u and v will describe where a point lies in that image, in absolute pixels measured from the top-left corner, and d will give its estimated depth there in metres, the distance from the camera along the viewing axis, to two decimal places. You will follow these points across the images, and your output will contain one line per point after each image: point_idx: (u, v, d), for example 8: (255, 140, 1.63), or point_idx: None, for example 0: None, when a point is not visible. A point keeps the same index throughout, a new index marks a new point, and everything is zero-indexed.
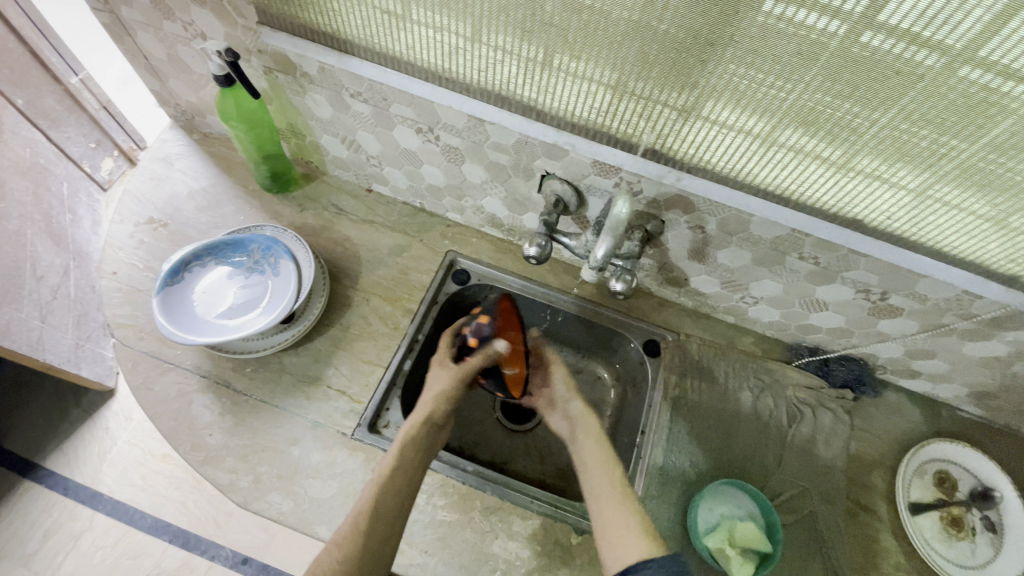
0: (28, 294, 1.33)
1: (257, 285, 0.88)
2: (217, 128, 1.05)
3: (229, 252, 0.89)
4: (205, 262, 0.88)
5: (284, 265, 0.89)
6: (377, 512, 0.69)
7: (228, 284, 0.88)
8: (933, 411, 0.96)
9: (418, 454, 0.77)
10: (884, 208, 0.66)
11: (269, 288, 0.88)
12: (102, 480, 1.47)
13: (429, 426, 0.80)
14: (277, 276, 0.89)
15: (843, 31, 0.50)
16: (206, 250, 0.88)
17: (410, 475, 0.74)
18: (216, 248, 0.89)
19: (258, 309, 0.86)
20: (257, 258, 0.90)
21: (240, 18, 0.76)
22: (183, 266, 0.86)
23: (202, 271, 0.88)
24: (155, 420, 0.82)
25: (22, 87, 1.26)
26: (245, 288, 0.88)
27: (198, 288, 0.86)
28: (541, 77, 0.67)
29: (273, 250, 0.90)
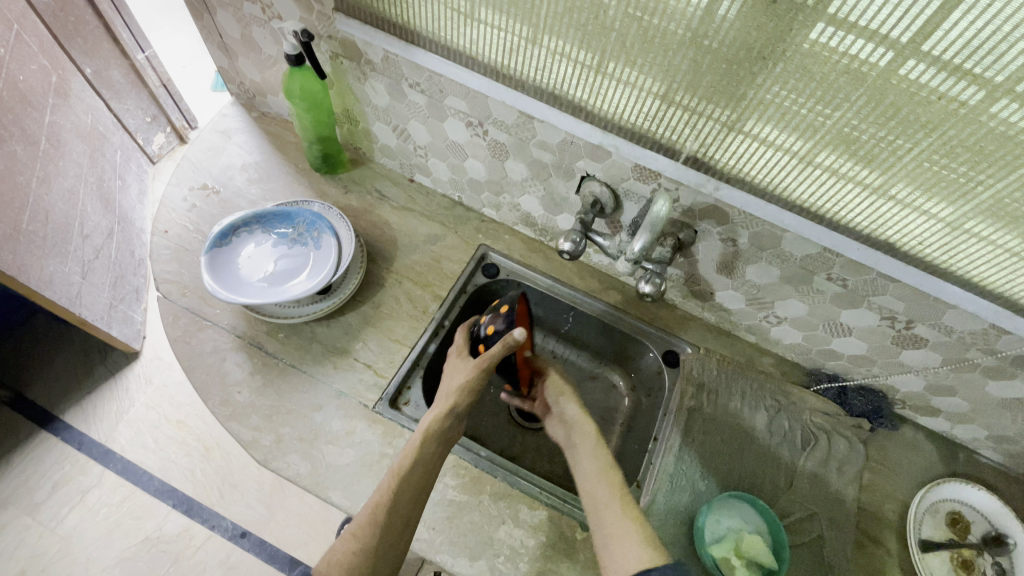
0: (73, 250, 1.39)
1: (299, 256, 0.92)
2: (276, 108, 1.11)
3: (276, 223, 0.94)
4: (252, 229, 0.92)
5: (326, 240, 0.93)
6: (394, 505, 0.69)
7: (271, 252, 0.92)
8: (950, 451, 0.95)
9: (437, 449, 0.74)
10: (916, 234, 0.67)
11: (310, 260, 0.92)
12: (116, 439, 1.50)
13: (449, 421, 0.75)
14: (319, 250, 0.93)
15: (888, 58, 0.53)
16: (255, 218, 0.93)
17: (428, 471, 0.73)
18: (264, 217, 0.93)
19: (298, 279, 0.90)
20: (301, 231, 0.94)
21: (317, 5, 0.82)
22: (232, 230, 0.91)
23: (249, 238, 0.92)
24: (189, 372, 0.86)
25: (92, 57, 1.48)
26: (287, 257, 0.92)
27: (243, 253, 0.91)
28: (594, 80, 0.71)
29: (318, 225, 0.94)
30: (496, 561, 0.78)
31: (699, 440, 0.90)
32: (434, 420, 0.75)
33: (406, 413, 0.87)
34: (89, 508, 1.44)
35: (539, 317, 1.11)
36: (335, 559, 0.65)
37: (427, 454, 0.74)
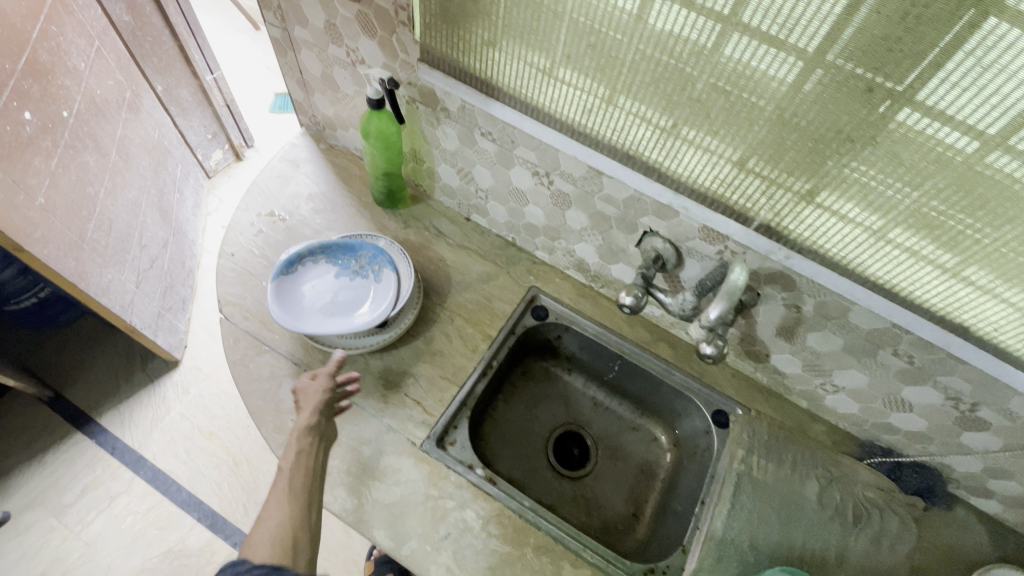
0: (131, 259, 1.44)
1: (359, 288, 0.95)
2: (343, 141, 1.16)
3: (339, 254, 0.97)
4: (316, 259, 0.95)
5: (386, 274, 0.95)
6: (292, 493, 0.72)
7: (333, 282, 0.94)
8: (1007, 539, 0.91)
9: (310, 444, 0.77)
10: (993, 320, 0.66)
11: (370, 292, 0.94)
12: (149, 447, 1.53)
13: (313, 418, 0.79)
14: (378, 283, 0.95)
15: (973, 149, 0.54)
16: (320, 249, 0.96)
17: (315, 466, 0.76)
18: (328, 248, 0.96)
19: (358, 311, 0.92)
20: (363, 263, 0.96)
21: (402, 54, 0.86)
22: (298, 259, 0.94)
23: (313, 267, 0.95)
24: (245, 396, 0.88)
25: (165, 75, 1.55)
26: (348, 289, 0.94)
27: (307, 282, 0.93)
28: (671, 144, 0.72)
29: (379, 258, 0.96)
30: None
31: (747, 507, 0.86)
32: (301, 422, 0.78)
33: (452, 454, 0.87)
34: (115, 515, 1.45)
35: (583, 362, 1.11)
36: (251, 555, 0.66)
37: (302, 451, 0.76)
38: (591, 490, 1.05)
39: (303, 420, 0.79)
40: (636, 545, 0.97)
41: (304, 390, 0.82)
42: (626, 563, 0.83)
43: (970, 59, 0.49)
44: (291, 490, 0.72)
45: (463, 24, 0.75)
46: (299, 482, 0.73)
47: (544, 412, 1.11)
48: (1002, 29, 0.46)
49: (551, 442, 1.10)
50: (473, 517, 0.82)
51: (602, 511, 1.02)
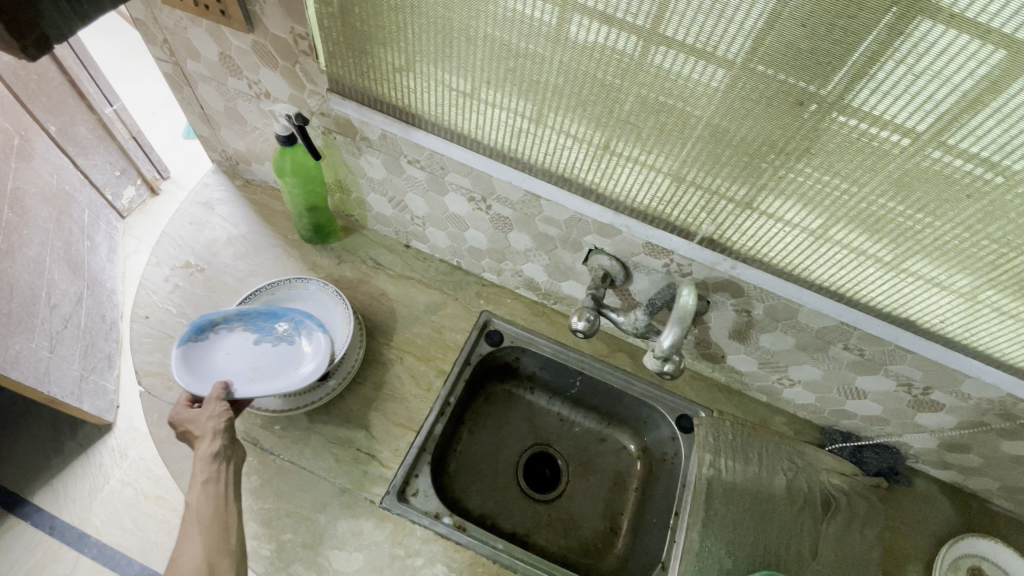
0: (40, 323, 1.28)
1: (283, 353, 0.85)
2: (261, 175, 1.07)
3: (259, 317, 0.87)
4: (232, 323, 0.86)
5: (313, 335, 0.86)
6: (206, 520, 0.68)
7: (253, 348, 0.85)
8: (962, 501, 0.95)
9: (216, 468, 0.72)
10: (938, 311, 0.67)
11: (295, 357, 0.86)
12: (91, 521, 1.38)
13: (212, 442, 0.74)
14: (304, 346, 0.86)
15: (912, 148, 0.52)
16: (236, 313, 0.86)
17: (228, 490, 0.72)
18: (246, 312, 0.87)
19: (282, 377, 0.83)
20: (285, 325, 0.87)
21: (309, 84, 0.78)
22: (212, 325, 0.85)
23: (228, 333, 0.85)
24: (178, 477, 0.80)
25: (57, 114, 1.39)
26: (270, 354, 0.85)
27: (222, 350, 0.84)
28: (606, 163, 0.69)
29: (304, 318, 0.87)
30: None
31: (721, 513, 0.86)
32: (201, 450, 0.73)
33: (416, 506, 0.82)
34: None
35: (544, 380, 1.08)
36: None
37: (208, 479, 0.71)
38: (567, 512, 1.01)
39: (202, 448, 0.73)
40: (616, 563, 0.96)
41: (195, 421, 0.76)
42: None
43: (901, 67, 0.47)
44: (203, 523, 0.68)
45: (370, 51, 0.69)
46: (211, 510, 0.69)
47: (511, 436, 1.07)
48: (936, 33, 0.44)
49: (521, 464, 1.05)
50: (444, 570, 0.78)
51: (580, 531, 1.00)
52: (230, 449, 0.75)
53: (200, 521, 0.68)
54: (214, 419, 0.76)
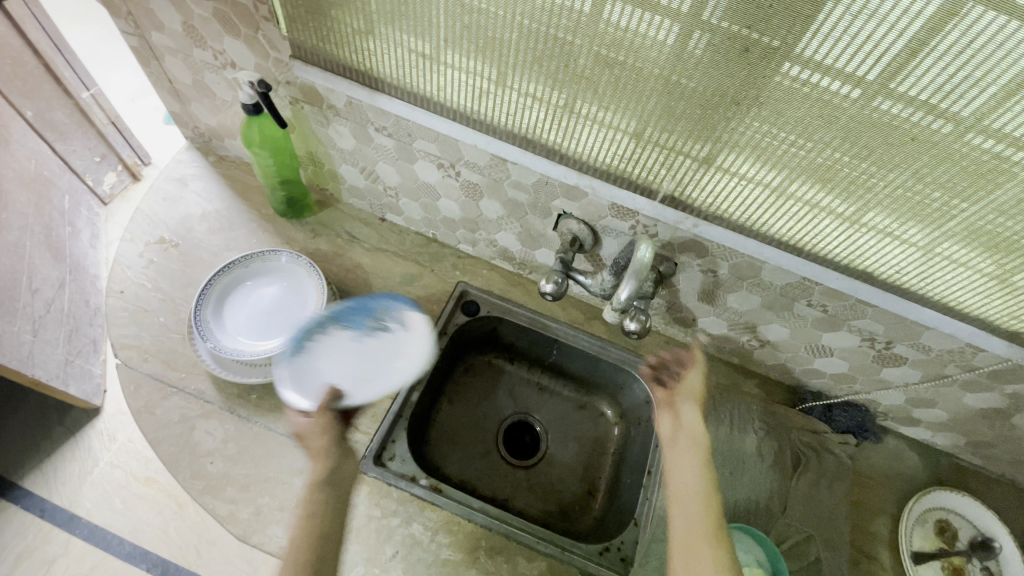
0: (22, 307, 1.22)
1: (383, 340, 0.88)
2: (234, 151, 1.07)
3: (374, 311, 0.88)
4: (336, 320, 0.86)
5: (396, 322, 0.90)
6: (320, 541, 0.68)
7: (357, 344, 0.87)
8: (932, 458, 0.96)
9: (326, 495, 0.72)
10: (894, 262, 0.68)
11: (391, 343, 0.89)
12: (81, 503, 1.37)
13: (329, 464, 0.75)
14: (399, 331, 0.90)
15: (859, 96, 0.53)
16: (341, 310, 0.87)
17: (331, 518, 0.70)
18: (344, 310, 0.87)
19: (386, 367, 0.88)
20: (383, 317, 0.89)
21: (273, 52, 0.78)
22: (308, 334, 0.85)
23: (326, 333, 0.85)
24: (156, 445, 0.81)
25: (33, 98, 1.28)
26: (387, 344, 0.89)
27: (314, 353, 0.84)
28: (567, 123, 0.69)
29: (388, 306, 0.90)
30: None
31: None
32: (313, 474, 0.74)
33: (392, 469, 0.83)
34: None
35: (522, 350, 1.08)
36: None
37: (316, 506, 0.71)
38: (545, 476, 1.03)
39: (313, 472, 0.74)
40: (592, 524, 0.97)
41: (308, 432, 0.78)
42: (582, 548, 0.82)
43: (841, 9, 0.47)
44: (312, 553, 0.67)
45: (329, 14, 0.69)
46: (307, 543, 0.67)
47: (491, 404, 1.08)
48: None
49: (501, 432, 1.07)
50: (420, 530, 0.80)
51: (559, 495, 1.01)
52: (341, 473, 0.75)
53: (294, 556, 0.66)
54: (320, 430, 0.78)
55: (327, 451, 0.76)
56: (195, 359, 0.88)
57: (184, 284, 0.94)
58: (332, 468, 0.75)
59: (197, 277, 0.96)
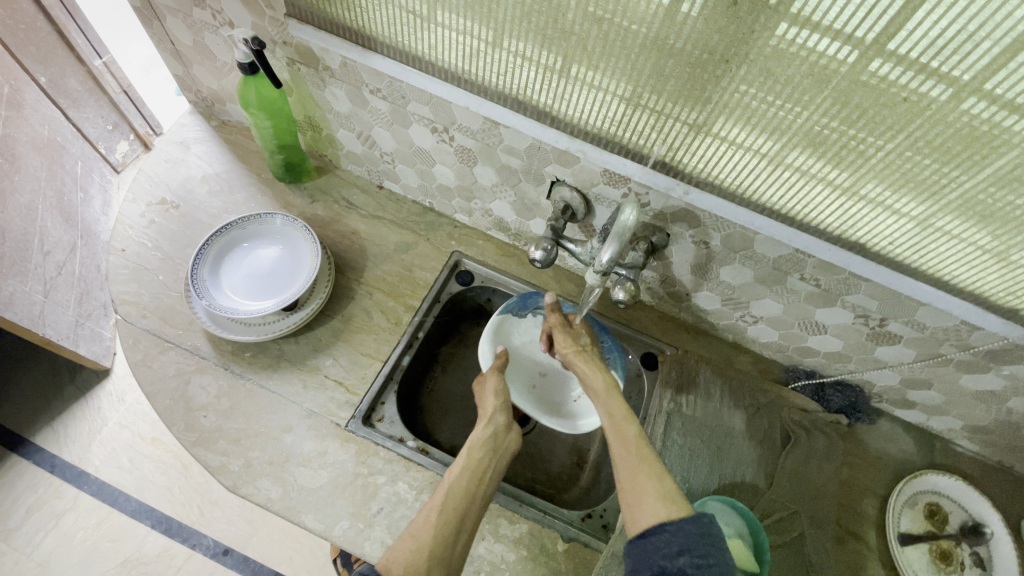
0: (33, 268, 1.21)
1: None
2: (236, 116, 1.07)
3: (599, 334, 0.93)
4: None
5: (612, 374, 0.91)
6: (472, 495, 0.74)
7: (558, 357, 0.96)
8: (928, 443, 0.94)
9: (486, 455, 0.78)
10: (888, 234, 0.66)
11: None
12: (90, 460, 1.37)
13: (494, 429, 0.81)
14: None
15: (854, 57, 0.51)
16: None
17: (483, 477, 0.76)
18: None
19: (558, 402, 0.92)
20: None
21: (268, 9, 0.79)
22: (534, 304, 0.95)
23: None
24: (152, 397, 0.83)
25: (46, 65, 1.26)
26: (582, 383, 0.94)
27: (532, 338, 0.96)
28: (558, 84, 0.69)
29: (616, 357, 0.91)
30: None
31: (678, 442, 0.87)
32: (478, 434, 0.80)
33: (381, 430, 0.85)
34: (65, 533, 1.30)
35: None
36: (404, 549, 0.67)
37: (476, 463, 0.77)
38: (535, 446, 1.04)
39: (479, 433, 0.81)
40: (579, 494, 0.97)
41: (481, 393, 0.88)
42: (564, 514, 0.84)
43: None
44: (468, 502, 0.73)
45: None
46: (463, 488, 0.74)
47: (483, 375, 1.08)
48: None
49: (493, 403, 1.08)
50: (405, 488, 0.81)
51: (547, 465, 1.02)
52: (503, 441, 0.81)
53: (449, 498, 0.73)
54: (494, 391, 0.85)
55: (493, 417, 0.82)
56: (192, 317, 0.90)
57: (184, 245, 0.96)
58: (497, 435, 0.81)
59: (196, 238, 0.97)
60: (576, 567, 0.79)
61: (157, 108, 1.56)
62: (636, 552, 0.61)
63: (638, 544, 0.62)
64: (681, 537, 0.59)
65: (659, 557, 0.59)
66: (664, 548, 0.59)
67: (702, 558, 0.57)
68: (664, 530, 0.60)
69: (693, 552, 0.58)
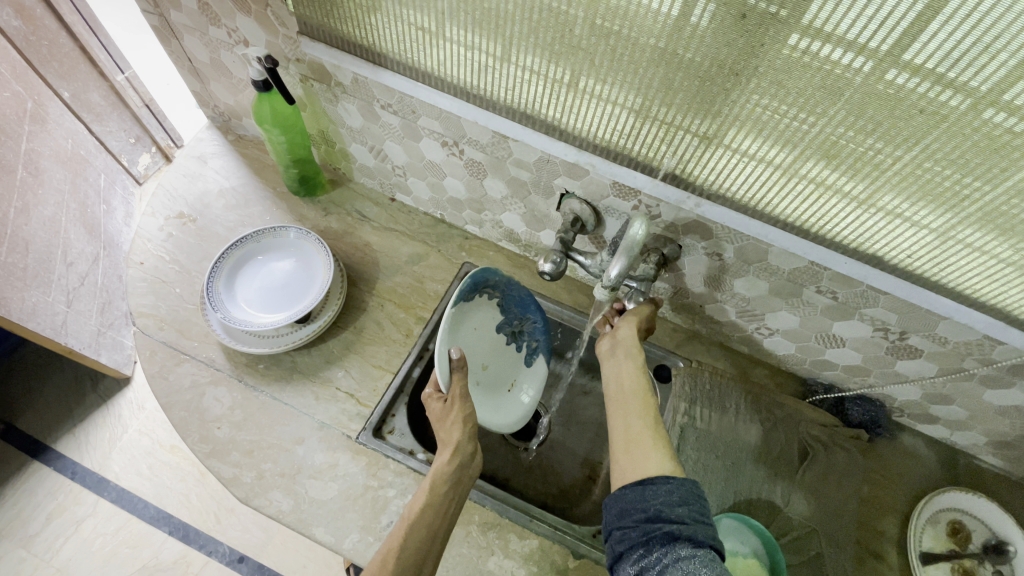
0: (56, 279, 1.24)
1: (516, 364, 0.96)
2: (252, 131, 1.09)
3: (532, 318, 0.95)
4: (506, 309, 0.93)
5: (539, 358, 0.98)
6: (432, 533, 0.70)
7: (496, 344, 0.94)
8: (951, 458, 0.91)
9: (449, 490, 0.74)
10: (906, 246, 0.65)
11: (522, 379, 0.97)
12: (110, 467, 1.40)
13: (460, 459, 0.76)
14: (534, 369, 0.98)
15: (868, 68, 0.50)
16: (514, 302, 0.93)
17: (445, 513, 0.72)
18: (512, 297, 0.93)
19: (495, 395, 0.93)
20: (528, 331, 0.96)
21: (282, 28, 0.81)
22: (483, 283, 0.87)
23: (489, 304, 0.91)
24: (168, 409, 0.85)
25: (69, 80, 1.29)
26: (512, 370, 0.96)
27: (473, 321, 0.89)
28: (566, 98, 0.68)
29: (542, 340, 0.97)
30: None
31: (692, 458, 0.86)
32: (443, 465, 0.75)
33: (391, 443, 0.85)
34: (84, 539, 1.33)
35: None
36: None
37: (438, 498, 0.73)
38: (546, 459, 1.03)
39: (444, 463, 0.75)
40: (591, 508, 0.95)
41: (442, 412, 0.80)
42: (575, 529, 0.83)
43: None
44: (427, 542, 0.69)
45: None
46: (422, 529, 0.70)
47: None
48: None
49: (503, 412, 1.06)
50: None
51: (559, 478, 1.00)
52: (468, 470, 0.77)
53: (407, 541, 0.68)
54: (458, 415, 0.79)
55: (459, 445, 0.77)
56: (207, 329, 0.92)
57: (200, 258, 0.98)
58: (462, 464, 0.76)
59: (212, 251, 0.99)
60: None
61: (177, 120, 1.60)
62: (630, 496, 0.59)
63: (635, 489, 0.59)
64: (683, 490, 0.57)
65: (658, 502, 0.57)
66: (665, 496, 0.57)
67: (700, 514, 0.56)
68: (667, 481, 0.58)
69: (691, 506, 0.57)
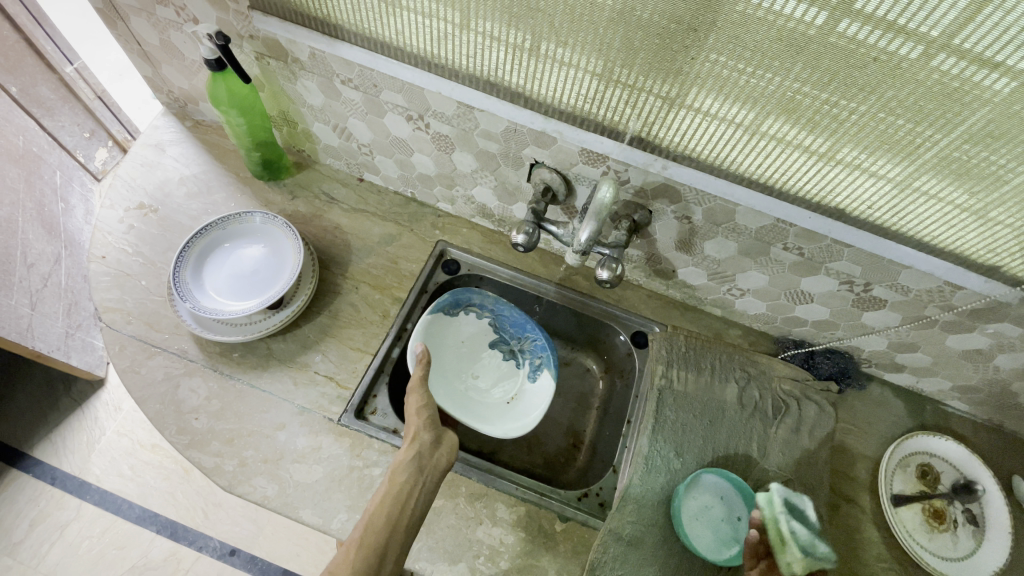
0: (18, 281, 1.19)
1: (518, 380, 0.97)
2: (209, 115, 1.06)
3: (531, 336, 0.98)
4: (502, 328, 1.00)
5: (543, 374, 0.95)
6: (394, 524, 0.70)
7: (490, 360, 0.99)
8: (917, 405, 0.95)
9: (410, 478, 0.73)
10: (865, 198, 0.66)
11: (524, 394, 0.95)
12: (91, 470, 1.37)
13: (419, 448, 0.76)
14: (537, 385, 0.95)
15: (821, 20, 0.51)
16: (508, 321, 0.99)
17: (407, 501, 0.72)
18: (504, 316, 0.99)
19: (488, 408, 0.94)
20: (528, 349, 0.98)
21: (232, 3, 0.78)
22: (466, 302, 0.99)
23: (479, 323, 1.00)
24: (143, 402, 0.83)
25: (16, 74, 1.23)
26: (514, 384, 0.97)
27: (463, 336, 0.99)
28: (529, 64, 0.68)
29: (546, 357, 0.96)
30: (475, 562, 0.78)
31: (670, 418, 0.87)
32: (402, 455, 0.75)
33: (374, 423, 0.85)
34: (71, 543, 1.30)
35: None
36: None
37: (398, 486, 0.72)
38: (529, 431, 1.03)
39: (403, 452, 0.75)
40: (577, 474, 0.96)
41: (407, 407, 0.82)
42: (561, 494, 0.85)
43: None
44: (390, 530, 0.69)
45: None
46: (382, 519, 0.70)
47: None
48: None
49: None
50: None
51: (545, 448, 1.01)
52: (430, 459, 0.75)
53: (369, 531, 0.69)
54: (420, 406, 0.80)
55: (418, 435, 0.77)
56: (177, 320, 0.90)
57: (164, 249, 0.96)
58: (423, 453, 0.76)
59: (177, 241, 0.96)
60: (574, 547, 0.81)
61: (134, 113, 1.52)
62: None
63: None
64: None
65: None
66: None
67: None
68: None
69: None
